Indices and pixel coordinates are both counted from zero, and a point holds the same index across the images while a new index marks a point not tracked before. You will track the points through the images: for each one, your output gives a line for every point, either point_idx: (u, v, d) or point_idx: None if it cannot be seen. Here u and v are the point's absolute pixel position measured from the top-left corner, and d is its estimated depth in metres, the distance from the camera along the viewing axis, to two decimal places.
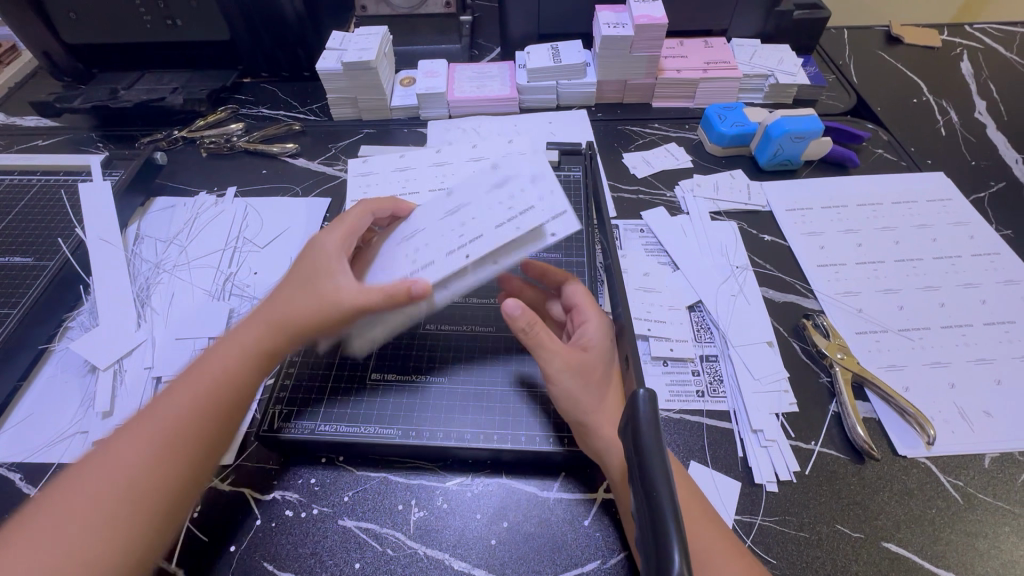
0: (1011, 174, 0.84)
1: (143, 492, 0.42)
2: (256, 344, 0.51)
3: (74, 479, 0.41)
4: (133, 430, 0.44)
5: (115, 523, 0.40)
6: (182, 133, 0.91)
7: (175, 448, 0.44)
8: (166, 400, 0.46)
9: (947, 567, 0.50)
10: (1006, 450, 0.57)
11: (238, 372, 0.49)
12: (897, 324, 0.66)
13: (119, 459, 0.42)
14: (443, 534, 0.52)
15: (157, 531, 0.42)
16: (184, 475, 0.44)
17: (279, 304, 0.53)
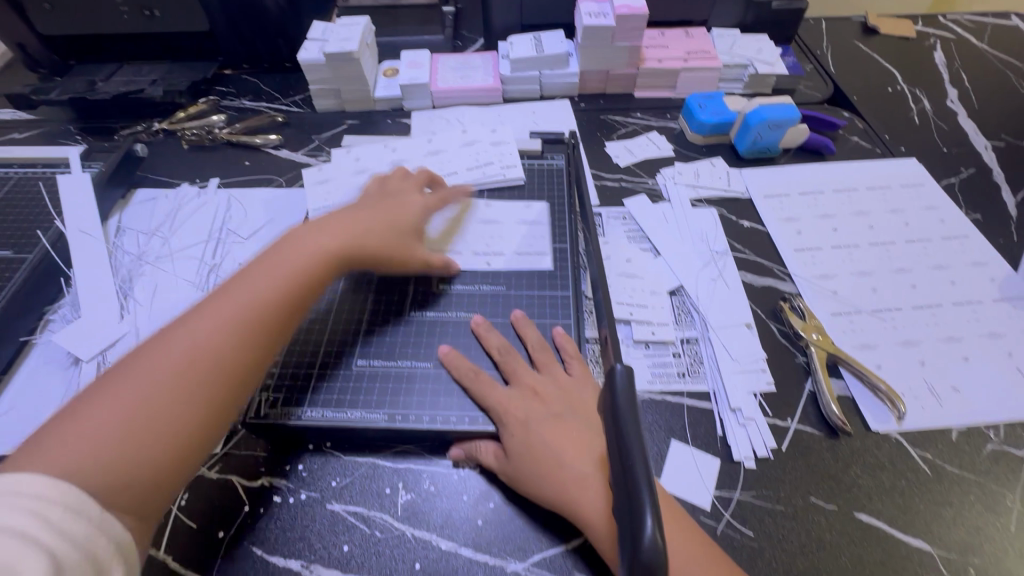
0: (981, 160, 0.87)
1: (185, 398, 0.46)
2: (294, 269, 0.56)
3: (117, 378, 0.46)
4: (172, 339, 0.49)
5: (156, 423, 0.45)
6: (162, 125, 0.90)
7: (217, 357, 0.49)
8: (206, 312, 0.51)
9: (915, 535, 0.52)
10: (972, 423, 0.59)
11: (276, 295, 0.54)
12: (870, 305, 0.68)
13: (160, 365, 0.47)
14: (430, 515, 0.53)
15: (196, 436, 0.46)
16: (221, 383, 0.48)
17: (315, 237, 0.60)
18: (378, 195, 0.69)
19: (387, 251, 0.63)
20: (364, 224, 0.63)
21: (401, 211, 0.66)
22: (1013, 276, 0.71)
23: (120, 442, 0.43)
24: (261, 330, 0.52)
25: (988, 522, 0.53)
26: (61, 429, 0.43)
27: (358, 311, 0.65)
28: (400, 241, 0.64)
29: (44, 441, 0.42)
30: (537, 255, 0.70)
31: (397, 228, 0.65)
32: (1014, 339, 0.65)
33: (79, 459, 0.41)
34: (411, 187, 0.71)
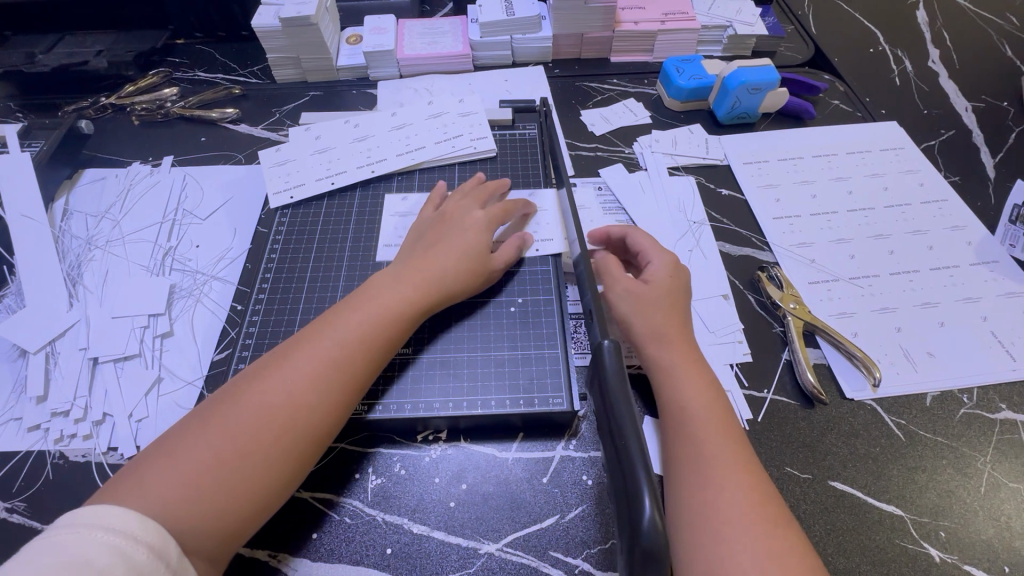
0: (961, 122, 0.85)
1: (275, 459, 0.45)
2: (381, 315, 0.53)
3: (209, 422, 0.45)
4: (261, 386, 0.47)
5: (244, 480, 0.43)
6: (109, 99, 0.84)
7: (303, 417, 0.46)
8: (294, 360, 0.49)
9: (889, 501, 0.52)
10: (947, 388, 0.59)
11: (361, 349, 0.51)
12: (848, 272, 0.67)
13: (249, 415, 0.45)
14: (401, 499, 0.52)
15: (279, 492, 0.45)
16: (307, 444, 0.46)
17: (399, 278, 0.56)
18: (438, 217, 0.63)
19: (474, 273, 0.59)
20: (442, 257, 0.58)
21: (470, 236, 0.60)
22: (990, 239, 0.70)
23: (208, 493, 0.41)
24: (348, 388, 0.49)
25: (960, 486, 0.53)
26: (155, 467, 0.42)
27: (330, 295, 0.62)
28: (478, 269, 0.59)
29: (141, 475, 0.41)
30: (526, 233, 0.66)
31: (475, 250, 0.59)
32: (990, 302, 0.64)
33: (166, 504, 0.40)
34: (470, 200, 0.64)
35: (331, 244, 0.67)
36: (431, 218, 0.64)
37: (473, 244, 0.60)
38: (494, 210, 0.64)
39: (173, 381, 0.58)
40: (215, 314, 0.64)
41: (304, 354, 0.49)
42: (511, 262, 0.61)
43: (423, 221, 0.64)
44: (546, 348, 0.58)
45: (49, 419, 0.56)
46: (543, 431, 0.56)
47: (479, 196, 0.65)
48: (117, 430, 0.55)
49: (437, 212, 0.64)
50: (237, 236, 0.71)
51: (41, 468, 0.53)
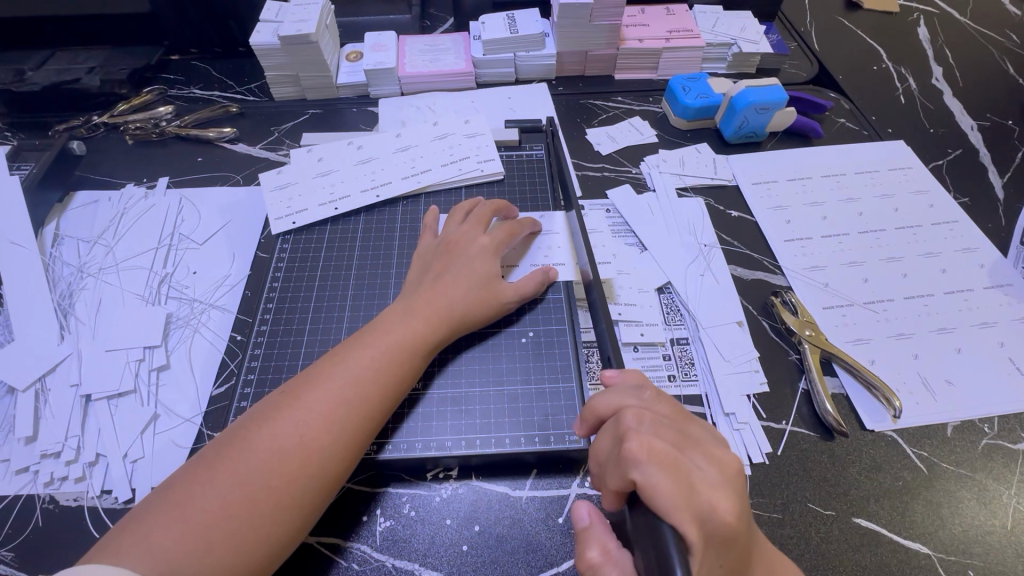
0: (967, 140, 0.85)
1: (285, 507, 0.42)
2: (394, 352, 0.51)
3: (217, 466, 0.43)
4: (271, 428, 0.45)
5: (252, 533, 0.41)
6: (102, 118, 0.82)
7: (315, 463, 0.44)
8: (305, 401, 0.46)
9: (914, 538, 0.51)
10: (968, 418, 0.58)
11: (375, 388, 0.49)
12: (862, 297, 0.66)
13: (260, 461, 0.43)
14: (412, 543, 0.49)
15: (289, 543, 0.43)
16: (318, 492, 0.44)
17: (412, 311, 0.54)
18: (444, 243, 0.61)
19: (486, 305, 0.57)
20: (452, 287, 0.56)
21: (478, 263, 0.59)
22: (1002, 262, 0.70)
23: (216, 548, 0.39)
24: (362, 428, 0.47)
25: (986, 521, 0.52)
26: (161, 516, 0.40)
27: (334, 327, 0.60)
28: (490, 297, 0.57)
29: (147, 530, 0.39)
30: (535, 259, 0.64)
31: (485, 278, 0.58)
32: (1006, 327, 0.64)
33: (173, 560, 0.38)
34: (476, 224, 0.62)
35: (336, 272, 0.64)
36: (437, 245, 0.62)
37: (485, 275, 0.58)
38: (500, 234, 0.62)
39: (170, 417, 0.56)
40: (213, 345, 0.61)
41: (315, 395, 0.47)
42: (530, 292, 0.59)
43: (429, 248, 0.62)
44: (561, 381, 0.56)
45: (39, 461, 0.53)
46: (557, 466, 0.54)
47: (483, 218, 0.63)
48: (111, 473, 0.53)
49: (442, 239, 0.62)
50: (236, 261, 0.68)
51: (30, 514, 0.50)
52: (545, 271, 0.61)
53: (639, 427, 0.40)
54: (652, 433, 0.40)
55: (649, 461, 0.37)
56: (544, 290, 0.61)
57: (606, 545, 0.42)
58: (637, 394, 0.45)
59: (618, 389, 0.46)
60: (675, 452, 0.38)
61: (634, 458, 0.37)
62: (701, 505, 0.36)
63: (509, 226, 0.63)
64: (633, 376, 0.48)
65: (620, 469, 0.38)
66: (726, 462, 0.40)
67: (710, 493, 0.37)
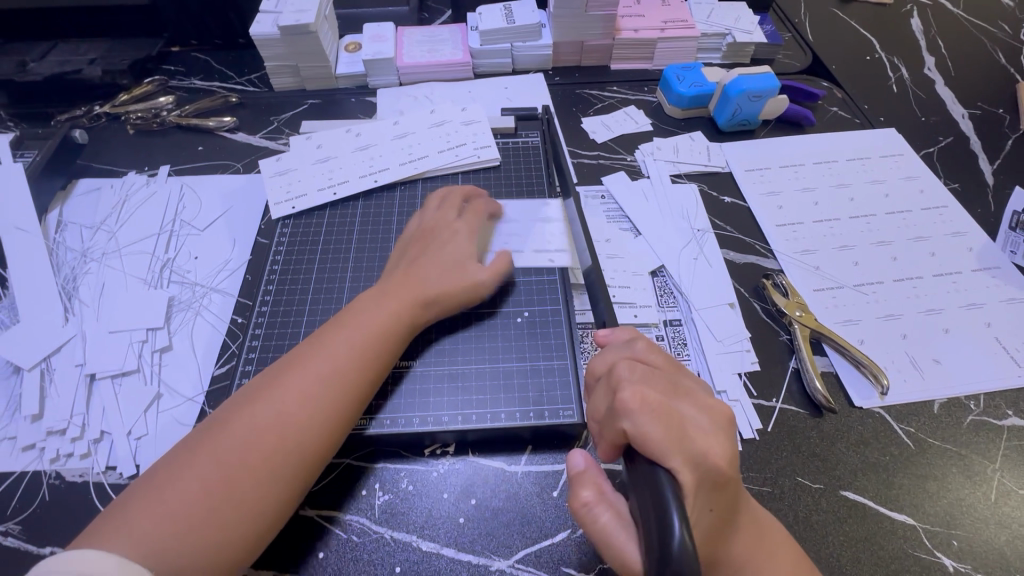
0: (958, 128, 0.86)
1: (268, 484, 0.44)
2: (368, 332, 0.52)
3: (197, 450, 0.44)
4: (249, 411, 0.46)
5: (234, 511, 0.42)
6: (104, 108, 0.83)
7: (293, 440, 0.45)
8: (279, 384, 0.48)
9: (900, 510, 0.52)
10: (955, 395, 0.59)
11: (349, 367, 0.50)
12: (852, 280, 0.67)
13: (239, 442, 0.44)
14: (410, 515, 0.50)
15: (275, 517, 0.44)
16: (298, 467, 0.45)
17: (385, 294, 0.55)
18: (418, 231, 0.63)
19: (461, 285, 0.58)
20: (424, 271, 0.58)
21: (451, 247, 0.60)
22: (991, 245, 0.71)
23: (199, 528, 0.40)
24: (339, 405, 0.48)
25: (971, 494, 0.53)
26: (142, 502, 0.41)
27: (334, 308, 0.61)
28: (464, 278, 0.58)
29: (132, 514, 0.40)
30: (530, 244, 0.66)
31: (458, 261, 0.59)
32: (993, 309, 0.65)
33: (160, 541, 0.39)
34: (449, 210, 0.64)
35: (334, 256, 0.66)
36: (412, 233, 0.63)
37: (456, 257, 0.59)
38: (471, 217, 0.64)
39: (173, 396, 0.57)
40: (214, 327, 0.62)
41: (290, 377, 0.48)
42: (504, 272, 0.61)
43: (405, 236, 0.64)
44: (556, 360, 0.57)
45: (44, 438, 0.54)
46: (552, 442, 0.55)
47: (453, 204, 0.65)
48: (116, 449, 0.54)
49: (418, 226, 0.64)
50: (237, 246, 0.69)
51: (36, 489, 0.52)
52: (522, 251, 0.62)
53: (630, 377, 0.42)
54: (644, 381, 0.42)
55: (641, 410, 0.39)
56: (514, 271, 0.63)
57: (600, 487, 0.43)
58: (631, 346, 0.47)
59: (615, 343, 0.48)
60: (667, 401, 0.40)
61: (626, 407, 0.39)
62: (695, 451, 0.37)
63: (478, 211, 0.65)
64: (625, 333, 0.50)
65: (612, 420, 0.40)
66: (716, 410, 0.42)
67: (701, 438, 0.38)
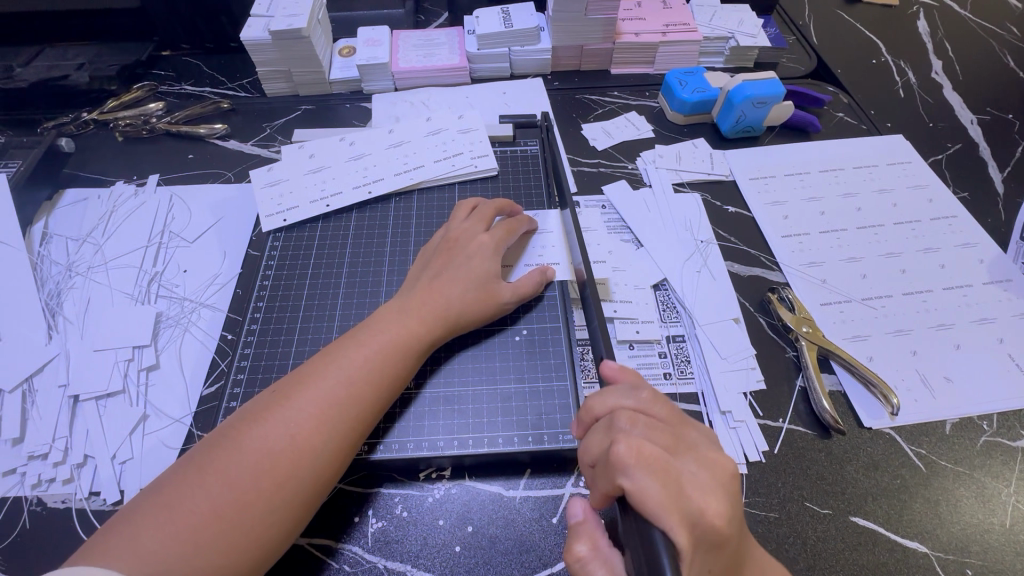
0: (967, 135, 0.84)
1: (276, 510, 0.42)
2: (387, 351, 0.50)
3: (207, 466, 0.42)
4: (260, 429, 0.44)
5: (242, 535, 0.40)
6: (92, 115, 0.81)
7: (306, 464, 0.43)
8: (295, 401, 0.46)
9: (912, 537, 0.50)
10: (967, 415, 0.57)
11: (367, 389, 0.48)
12: (860, 293, 0.65)
13: (250, 463, 0.42)
14: (404, 544, 0.49)
15: (281, 543, 0.42)
16: (310, 493, 0.43)
17: (407, 310, 0.53)
18: (444, 240, 0.61)
19: (483, 305, 0.56)
20: (448, 286, 0.55)
21: (477, 261, 0.58)
22: (1002, 257, 0.69)
23: (204, 552, 0.39)
24: (355, 429, 0.46)
25: (985, 519, 0.51)
26: (150, 516, 0.39)
27: (326, 325, 0.59)
28: (487, 298, 0.56)
29: (134, 531, 0.38)
30: (530, 258, 0.64)
31: (483, 277, 0.57)
32: (1005, 324, 0.63)
33: (161, 564, 0.37)
34: (478, 221, 0.61)
35: (327, 271, 0.64)
36: (438, 243, 0.61)
37: (483, 274, 0.57)
38: (500, 232, 0.61)
39: (159, 418, 0.55)
40: (203, 345, 0.60)
41: (307, 395, 0.46)
42: (527, 292, 0.58)
43: (431, 247, 0.62)
44: (555, 379, 0.56)
45: (26, 463, 0.52)
46: (551, 466, 0.53)
47: (485, 215, 0.62)
48: (99, 474, 0.52)
49: (444, 237, 0.61)
50: (227, 260, 0.67)
51: (16, 517, 0.50)
52: (542, 270, 0.60)
53: (631, 431, 0.41)
54: (644, 436, 0.40)
55: (637, 465, 0.37)
56: (542, 289, 0.61)
57: (596, 540, 0.42)
58: (634, 395, 0.44)
59: (618, 387, 0.45)
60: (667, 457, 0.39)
61: (623, 464, 0.37)
62: (692, 510, 0.36)
63: (509, 224, 0.62)
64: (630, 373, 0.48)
65: (609, 475, 0.38)
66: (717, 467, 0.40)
67: (698, 495, 0.37)
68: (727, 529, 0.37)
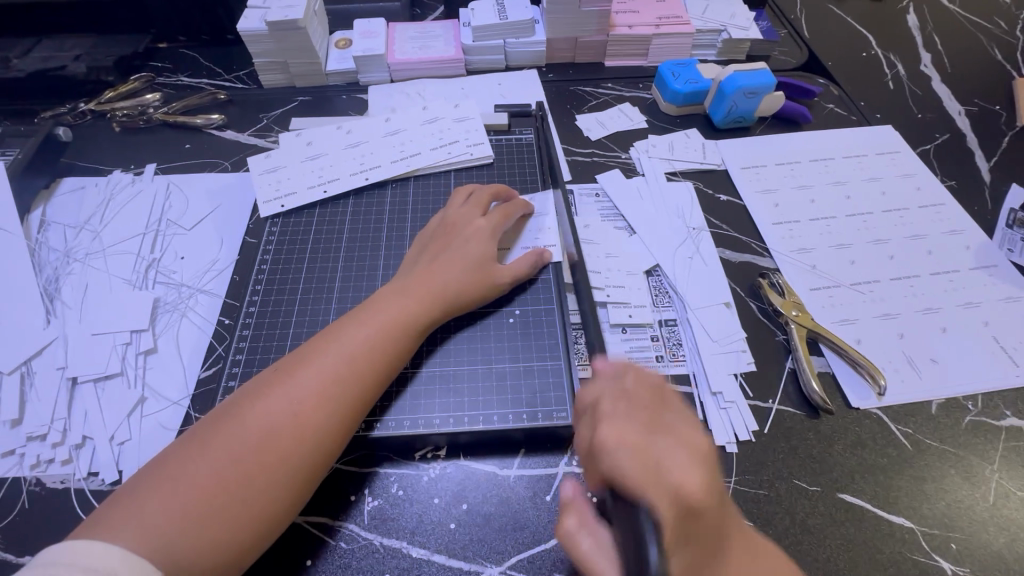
0: (955, 125, 0.85)
1: (278, 484, 0.42)
2: (387, 330, 0.51)
3: (211, 442, 0.43)
4: (263, 406, 0.45)
5: (245, 509, 0.41)
6: (89, 105, 0.81)
7: (308, 440, 0.44)
8: (298, 378, 0.46)
9: (898, 513, 0.51)
10: (952, 396, 0.58)
11: (367, 366, 0.49)
12: (849, 278, 0.67)
13: (253, 438, 0.43)
14: (399, 521, 0.49)
15: (283, 517, 0.43)
16: (311, 469, 0.44)
17: (406, 290, 0.54)
18: (443, 224, 0.61)
19: (478, 286, 0.57)
20: (446, 268, 0.56)
21: (475, 245, 0.59)
22: (988, 243, 0.70)
23: (208, 525, 0.39)
24: (355, 406, 0.47)
25: (968, 496, 0.52)
26: (154, 490, 0.40)
27: (323, 308, 0.60)
28: (483, 280, 0.57)
29: (138, 505, 0.39)
30: (524, 244, 0.64)
31: (480, 259, 0.58)
32: (990, 307, 0.64)
33: (166, 536, 0.38)
34: (476, 205, 0.63)
35: (324, 256, 0.64)
36: (437, 227, 0.62)
37: (481, 256, 0.58)
38: (497, 217, 0.62)
39: (158, 400, 0.56)
40: (201, 329, 0.61)
41: (309, 373, 0.47)
42: (522, 275, 0.60)
43: (429, 231, 0.62)
44: (549, 360, 0.56)
45: (25, 443, 0.53)
46: (545, 445, 0.54)
47: (482, 201, 0.63)
48: (98, 454, 0.52)
49: (442, 220, 0.62)
50: (225, 246, 0.68)
51: (16, 496, 0.50)
52: (539, 253, 0.61)
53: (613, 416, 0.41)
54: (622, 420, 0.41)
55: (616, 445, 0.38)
56: (536, 271, 0.61)
57: (585, 516, 0.42)
58: (618, 381, 0.46)
59: (603, 381, 0.46)
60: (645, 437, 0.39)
61: (602, 448, 0.39)
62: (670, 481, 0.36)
63: (506, 208, 0.63)
64: (620, 363, 0.48)
65: (591, 461, 0.40)
66: (694, 445, 0.40)
67: (676, 470, 0.37)
68: (703, 501, 0.37)
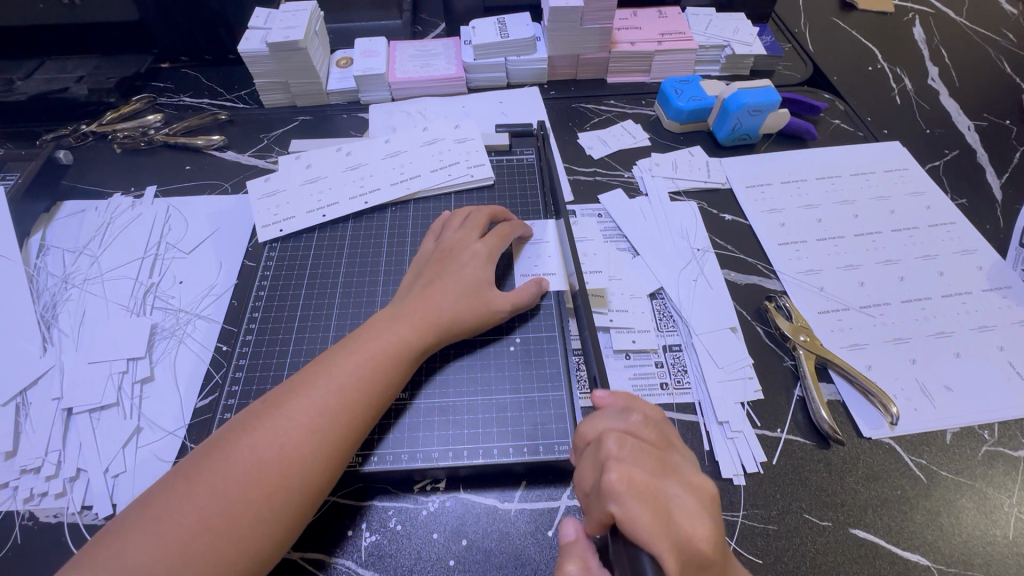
0: (964, 141, 0.84)
1: (264, 522, 0.41)
2: (378, 359, 0.50)
3: (196, 477, 0.42)
4: (249, 439, 0.44)
5: (231, 547, 0.40)
6: (90, 127, 0.81)
7: (296, 474, 0.43)
8: (287, 409, 0.45)
9: (913, 550, 0.49)
10: (968, 424, 0.56)
11: (357, 396, 0.47)
12: (858, 301, 0.65)
13: (239, 473, 0.42)
14: (398, 558, 0.48)
15: (270, 556, 0.41)
16: (299, 504, 0.43)
17: (398, 317, 0.53)
18: (438, 250, 0.60)
19: (475, 313, 0.56)
20: (440, 294, 0.55)
21: (469, 270, 0.58)
22: (1001, 264, 0.69)
23: (193, 565, 0.38)
24: (345, 438, 0.46)
25: (987, 531, 0.51)
26: (137, 529, 0.39)
27: (321, 336, 0.59)
28: (480, 306, 0.56)
29: (122, 545, 0.38)
30: (526, 269, 0.63)
31: (476, 285, 0.57)
32: (1005, 331, 0.62)
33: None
34: (472, 229, 0.61)
35: (322, 281, 0.63)
36: (431, 252, 0.61)
37: (474, 282, 0.57)
38: (493, 240, 0.61)
39: (153, 431, 0.55)
40: (198, 356, 0.60)
41: (299, 404, 0.46)
42: (522, 304, 0.58)
43: (424, 255, 0.61)
44: (551, 390, 0.55)
45: (18, 477, 0.52)
46: (547, 477, 0.53)
47: (478, 224, 0.62)
48: (92, 488, 0.52)
49: (438, 245, 0.61)
50: (223, 271, 0.67)
51: (9, 531, 0.49)
52: (537, 280, 0.60)
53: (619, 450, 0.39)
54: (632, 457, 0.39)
55: (628, 491, 0.36)
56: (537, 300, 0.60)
57: (587, 563, 0.40)
58: (624, 417, 0.44)
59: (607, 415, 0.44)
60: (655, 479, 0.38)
61: (612, 490, 0.36)
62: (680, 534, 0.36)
63: (501, 230, 0.62)
64: (623, 398, 0.48)
65: (598, 500, 0.37)
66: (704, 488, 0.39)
67: (687, 520, 0.36)
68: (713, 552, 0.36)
